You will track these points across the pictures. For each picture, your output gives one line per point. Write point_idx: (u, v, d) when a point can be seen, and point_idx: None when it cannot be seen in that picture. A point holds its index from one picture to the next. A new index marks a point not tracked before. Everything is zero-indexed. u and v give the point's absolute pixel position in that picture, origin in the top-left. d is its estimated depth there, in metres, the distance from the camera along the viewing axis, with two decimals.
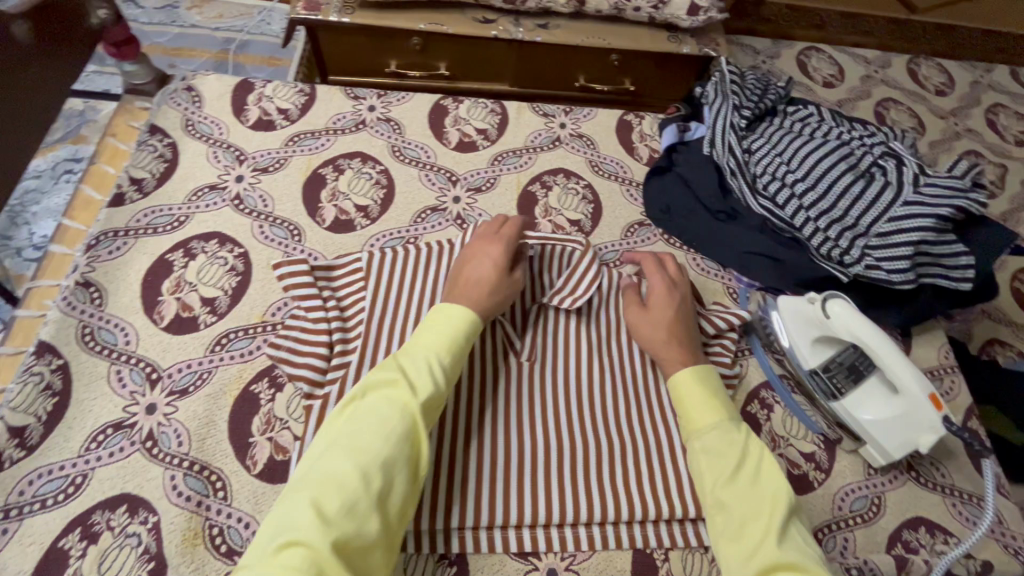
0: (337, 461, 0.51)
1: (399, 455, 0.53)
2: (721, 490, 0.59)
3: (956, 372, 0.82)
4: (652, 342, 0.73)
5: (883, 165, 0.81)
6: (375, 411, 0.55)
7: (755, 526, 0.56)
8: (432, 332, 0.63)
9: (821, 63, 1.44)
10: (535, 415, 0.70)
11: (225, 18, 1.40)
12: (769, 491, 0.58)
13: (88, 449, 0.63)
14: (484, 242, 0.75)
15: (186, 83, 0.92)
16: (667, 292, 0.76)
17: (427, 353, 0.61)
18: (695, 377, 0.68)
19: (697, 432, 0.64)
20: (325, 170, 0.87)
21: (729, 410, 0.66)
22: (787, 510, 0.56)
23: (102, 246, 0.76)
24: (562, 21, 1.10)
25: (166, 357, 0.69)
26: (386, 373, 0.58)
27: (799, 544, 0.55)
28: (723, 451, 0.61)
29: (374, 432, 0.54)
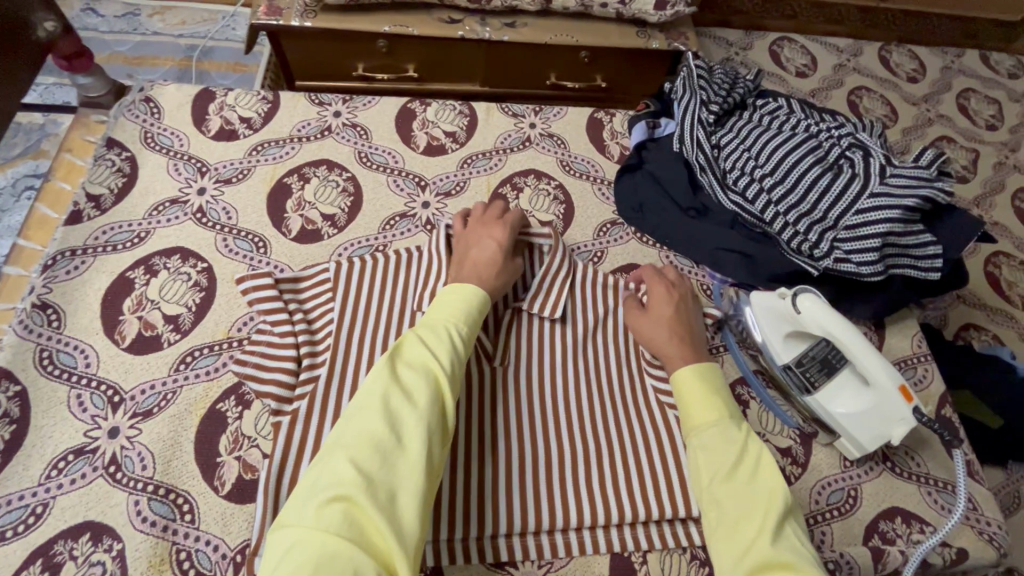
0: (371, 422, 0.53)
1: (432, 417, 0.55)
2: (717, 487, 0.59)
3: (929, 361, 0.82)
4: (653, 341, 0.74)
5: (851, 156, 0.81)
6: (402, 377, 0.57)
7: (747, 525, 0.55)
8: (446, 305, 0.66)
9: (793, 53, 1.44)
10: (510, 421, 0.69)
11: (188, 25, 1.37)
12: (765, 491, 0.57)
13: (49, 477, 0.61)
14: (485, 225, 0.77)
15: (144, 94, 0.90)
16: (663, 288, 0.77)
17: (446, 326, 0.63)
18: (699, 374, 0.68)
19: (696, 428, 0.64)
20: (290, 179, 0.85)
21: (730, 407, 0.66)
22: (783, 509, 0.56)
23: (59, 266, 0.74)
24: (529, 19, 1.09)
25: (128, 378, 0.67)
26: (411, 343, 0.60)
27: (794, 543, 0.54)
28: (720, 448, 0.61)
29: (404, 395, 0.55)
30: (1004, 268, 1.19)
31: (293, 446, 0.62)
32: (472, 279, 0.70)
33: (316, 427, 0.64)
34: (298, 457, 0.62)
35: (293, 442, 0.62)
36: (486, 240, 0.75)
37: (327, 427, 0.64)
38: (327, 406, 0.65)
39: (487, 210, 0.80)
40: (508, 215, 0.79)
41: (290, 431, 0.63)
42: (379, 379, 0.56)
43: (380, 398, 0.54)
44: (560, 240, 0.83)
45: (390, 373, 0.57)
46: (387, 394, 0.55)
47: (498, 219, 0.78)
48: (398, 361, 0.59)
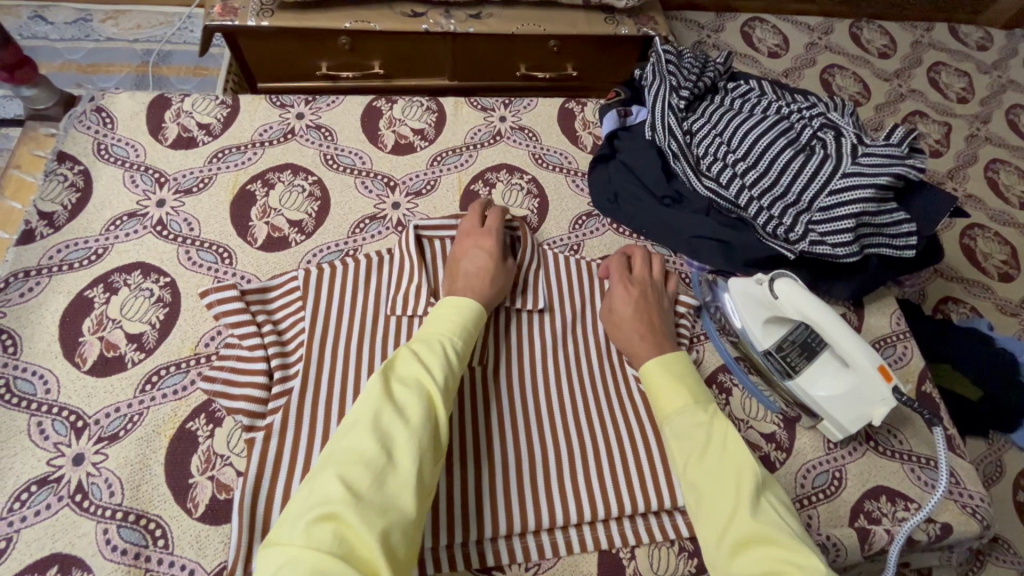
0: (361, 440, 0.50)
1: (422, 432, 0.53)
2: (692, 472, 0.58)
3: (909, 338, 0.82)
4: (624, 341, 0.72)
5: (822, 137, 0.80)
6: (395, 393, 0.55)
7: (722, 497, 0.55)
8: (439, 320, 0.64)
9: (765, 34, 1.43)
10: (490, 422, 0.68)
11: (144, 29, 1.33)
12: (735, 463, 0.56)
13: (11, 510, 0.59)
14: (470, 235, 0.77)
15: (95, 103, 0.86)
16: (627, 288, 0.75)
17: (441, 339, 0.62)
18: (664, 366, 0.67)
19: (670, 413, 0.63)
20: (254, 186, 0.82)
21: (698, 390, 0.65)
22: (754, 486, 0.55)
23: (13, 289, 0.71)
24: (495, 9, 1.07)
25: (92, 403, 0.65)
26: (404, 359, 0.58)
27: (773, 517, 0.53)
28: (690, 433, 0.60)
29: (397, 412, 0.53)
30: (980, 240, 1.20)
31: (268, 463, 0.60)
32: (467, 293, 0.68)
33: (290, 443, 0.62)
34: (273, 474, 0.60)
35: (267, 459, 0.60)
36: (469, 251, 0.75)
37: (303, 441, 0.62)
38: (300, 422, 0.63)
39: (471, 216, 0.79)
40: (490, 220, 0.79)
41: (264, 448, 0.61)
42: (370, 396, 0.54)
43: (370, 416, 0.52)
44: (530, 233, 0.83)
45: (383, 389, 0.54)
46: (378, 412, 0.52)
47: (480, 225, 0.78)
48: (391, 376, 0.56)
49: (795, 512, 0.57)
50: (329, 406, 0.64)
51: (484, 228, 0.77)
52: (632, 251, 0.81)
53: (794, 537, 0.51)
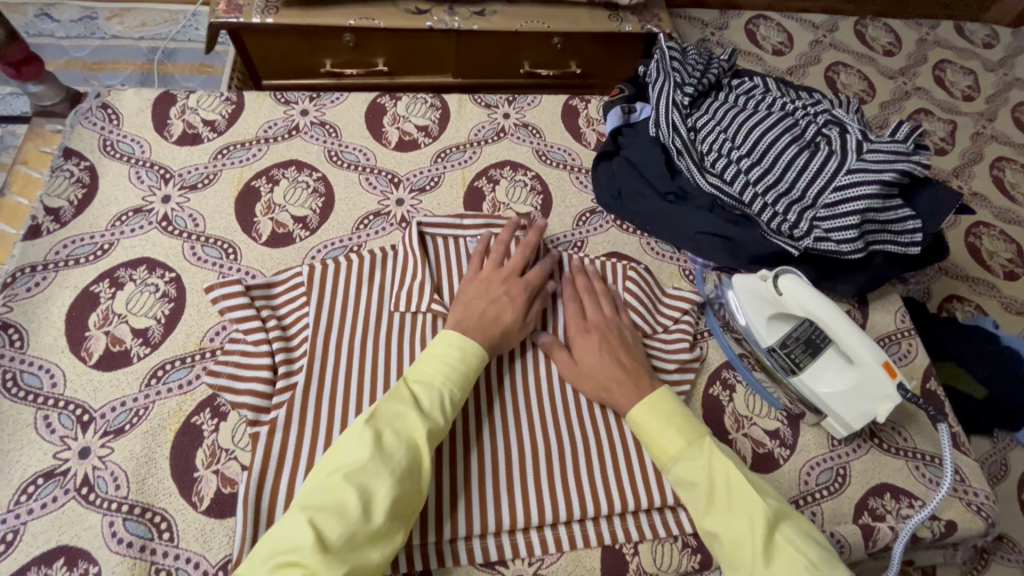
0: (344, 495, 0.49)
1: (404, 485, 0.52)
2: (704, 520, 0.56)
3: (913, 335, 0.82)
4: (595, 388, 0.68)
5: (827, 134, 0.80)
6: (385, 443, 0.53)
7: (744, 554, 0.53)
8: (432, 363, 0.62)
9: (769, 31, 1.43)
10: (494, 418, 0.68)
11: (149, 26, 1.33)
12: (745, 507, 0.54)
13: (18, 502, 0.59)
14: (504, 280, 0.72)
15: (100, 100, 0.87)
16: (585, 335, 0.71)
17: (439, 387, 0.59)
18: (652, 409, 0.63)
19: (670, 460, 0.60)
20: (258, 182, 0.83)
21: (691, 426, 0.62)
22: (766, 528, 0.53)
23: (19, 283, 0.71)
24: (499, 7, 1.07)
25: (97, 396, 0.65)
26: (396, 403, 0.56)
27: (789, 558, 0.51)
28: (692, 481, 0.58)
29: (383, 463, 0.52)
30: (985, 238, 1.20)
31: (272, 457, 0.61)
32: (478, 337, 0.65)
33: (294, 438, 0.62)
34: (277, 469, 0.60)
35: (272, 453, 0.61)
36: (484, 294, 0.70)
37: (308, 435, 0.62)
38: (305, 416, 0.63)
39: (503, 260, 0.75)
40: (530, 271, 0.74)
41: (269, 442, 0.61)
42: (360, 447, 0.52)
43: (356, 468, 0.51)
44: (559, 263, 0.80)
45: (373, 437, 0.52)
46: (367, 466, 0.51)
47: (518, 274, 0.73)
48: (381, 419, 0.55)
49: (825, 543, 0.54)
50: (333, 401, 0.64)
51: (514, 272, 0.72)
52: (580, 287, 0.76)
53: (815, 571, 0.50)
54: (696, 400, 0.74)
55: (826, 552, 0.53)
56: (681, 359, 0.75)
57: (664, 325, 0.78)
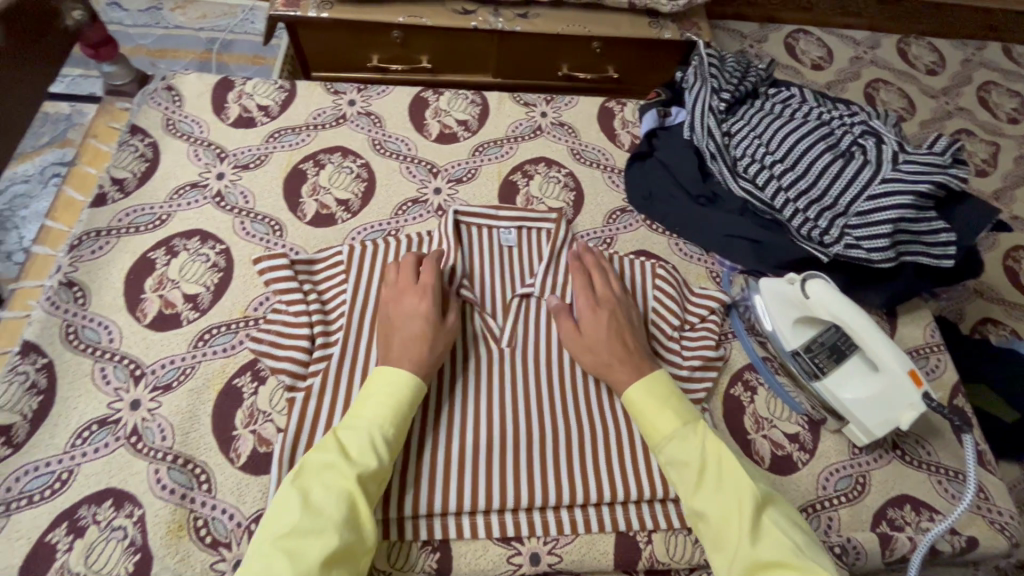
0: (273, 561, 0.50)
1: (345, 535, 0.53)
2: (693, 500, 0.58)
3: (942, 350, 0.82)
4: (598, 363, 0.69)
5: (863, 143, 0.80)
6: (314, 501, 0.54)
7: (729, 530, 0.55)
8: (369, 403, 0.61)
9: (809, 46, 1.43)
10: (480, 404, 0.69)
11: (209, 18, 1.41)
12: (734, 490, 0.57)
13: (74, 445, 0.64)
14: (404, 291, 0.70)
15: (166, 82, 0.93)
16: (595, 311, 0.72)
17: (370, 431, 0.59)
18: (647, 389, 0.65)
19: (661, 439, 0.62)
20: (306, 165, 0.87)
21: (687, 409, 0.64)
22: (755, 506, 0.55)
23: (85, 246, 0.77)
24: (542, 10, 1.10)
25: (149, 353, 0.70)
26: (326, 457, 0.57)
27: (776, 535, 0.54)
28: (682, 460, 0.60)
29: (313, 521, 0.53)
30: None
31: (306, 419, 0.65)
32: (409, 363, 0.64)
33: (328, 403, 0.66)
34: (311, 431, 0.64)
35: (306, 417, 0.65)
36: (414, 317, 0.68)
37: (340, 400, 0.66)
38: (338, 385, 0.67)
39: (401, 273, 0.72)
40: (429, 277, 0.71)
41: (304, 406, 0.66)
42: (289, 508, 0.53)
43: (288, 531, 0.52)
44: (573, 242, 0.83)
45: (300, 497, 0.54)
46: (297, 527, 0.52)
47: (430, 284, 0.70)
48: (306, 477, 0.56)
49: (801, 526, 0.57)
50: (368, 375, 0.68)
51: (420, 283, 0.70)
52: (590, 262, 0.78)
53: (798, 553, 0.52)
54: (716, 399, 0.75)
55: (807, 536, 0.56)
56: (705, 356, 0.76)
57: (690, 324, 0.79)
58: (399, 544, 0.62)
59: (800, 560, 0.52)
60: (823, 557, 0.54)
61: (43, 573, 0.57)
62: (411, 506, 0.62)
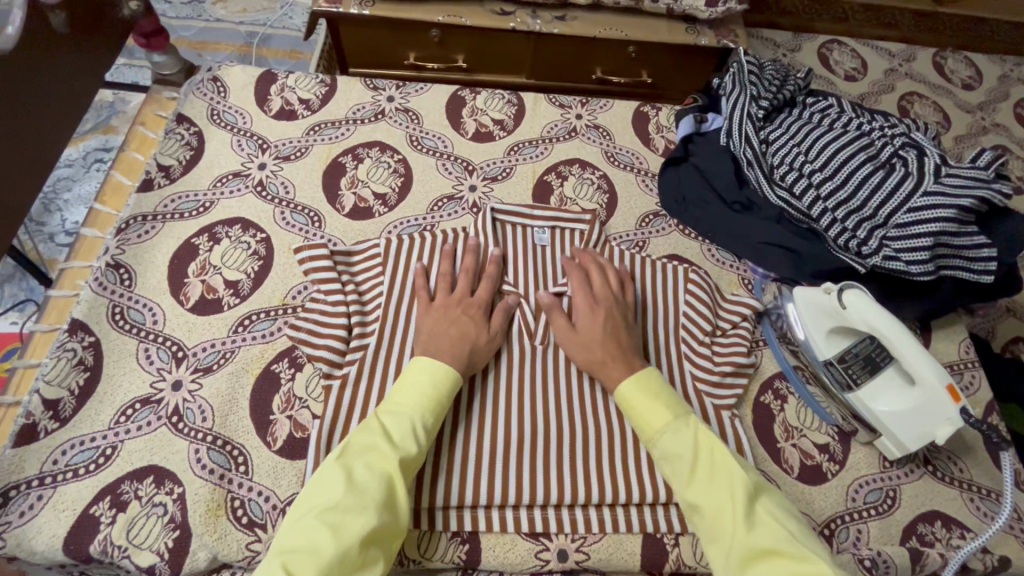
0: (315, 534, 0.51)
1: (383, 515, 0.54)
2: (688, 492, 0.58)
3: (977, 367, 0.81)
4: (591, 358, 0.69)
5: (904, 156, 0.80)
6: (356, 476, 0.55)
7: (724, 520, 0.55)
8: (407, 390, 0.62)
9: (843, 56, 1.42)
10: (505, 402, 0.69)
11: (249, 12, 1.44)
12: (726, 478, 0.57)
13: (117, 422, 0.65)
14: (458, 302, 0.72)
15: (212, 73, 0.95)
16: (591, 308, 0.72)
17: (411, 416, 0.60)
18: (640, 385, 0.65)
19: (655, 433, 0.62)
20: (345, 159, 0.89)
21: (677, 402, 0.65)
22: (747, 495, 0.56)
23: (132, 230, 0.79)
24: (580, 13, 1.11)
25: (191, 336, 0.72)
26: (368, 438, 0.58)
27: (770, 523, 0.54)
28: (676, 454, 0.60)
29: (355, 496, 0.53)
30: None
31: (342, 408, 0.66)
32: (447, 356, 0.66)
33: (363, 393, 0.67)
34: (347, 420, 0.65)
35: (343, 406, 0.66)
36: (451, 322, 0.70)
37: (375, 390, 0.68)
38: (374, 375, 0.69)
39: (455, 282, 0.75)
40: (479, 288, 0.74)
41: (341, 395, 0.67)
42: (333, 483, 0.54)
43: (331, 506, 0.53)
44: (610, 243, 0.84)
45: (344, 473, 0.55)
46: (339, 503, 0.53)
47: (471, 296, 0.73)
48: (350, 455, 0.57)
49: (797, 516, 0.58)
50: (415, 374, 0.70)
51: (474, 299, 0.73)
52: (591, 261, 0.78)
53: (796, 541, 0.53)
54: (746, 406, 0.75)
55: (799, 523, 0.56)
56: (736, 363, 0.75)
57: (722, 330, 0.79)
58: (429, 535, 0.63)
59: (796, 547, 0.52)
60: (818, 545, 0.54)
61: (88, 544, 0.58)
62: (444, 498, 0.63)
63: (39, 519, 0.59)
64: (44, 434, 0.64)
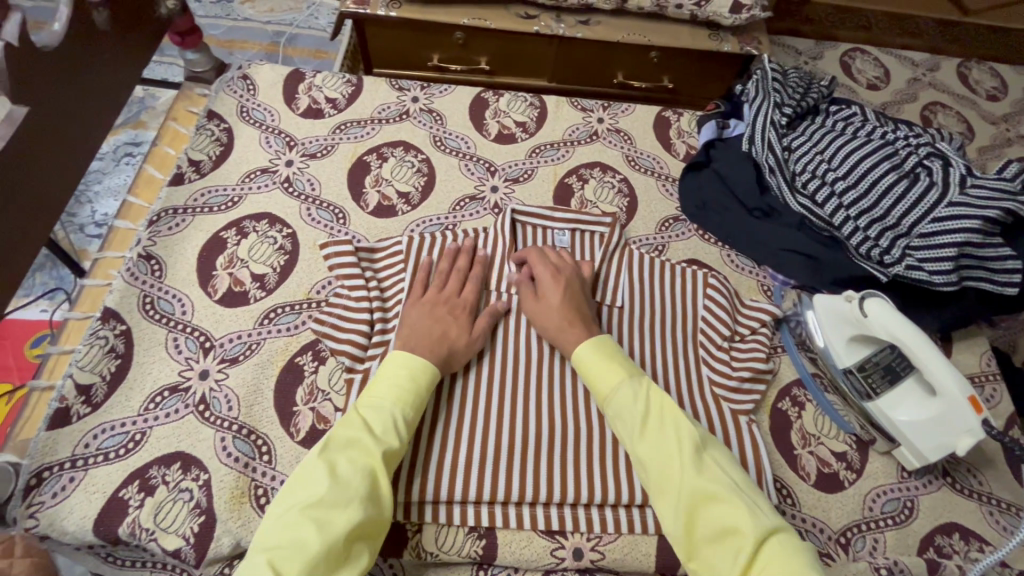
0: (300, 530, 0.51)
1: (367, 508, 0.54)
2: (638, 447, 0.59)
3: (998, 380, 0.80)
4: (550, 325, 0.71)
5: (928, 165, 0.80)
6: (339, 472, 0.55)
7: (671, 470, 0.57)
8: (384, 383, 0.63)
9: (865, 65, 1.41)
10: (519, 398, 0.70)
11: (276, 12, 1.47)
12: (674, 431, 0.59)
13: (147, 409, 0.67)
14: (446, 299, 0.73)
15: (242, 71, 0.97)
16: (556, 279, 0.75)
17: (390, 409, 0.61)
18: (596, 349, 0.67)
19: (609, 391, 0.63)
20: (369, 157, 0.90)
21: (631, 365, 0.66)
22: (694, 444, 0.58)
23: (163, 222, 0.81)
24: (603, 17, 1.12)
25: (219, 327, 0.73)
26: (350, 432, 0.58)
27: (715, 470, 0.56)
28: (628, 410, 0.61)
29: (338, 490, 0.54)
30: None
31: None
32: (423, 350, 0.67)
33: None
34: None
35: None
36: (428, 315, 0.71)
37: None
38: None
39: (447, 281, 0.76)
40: (466, 289, 0.75)
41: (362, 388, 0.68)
42: (315, 479, 0.54)
43: (314, 502, 0.52)
44: (631, 246, 0.85)
45: (325, 467, 0.55)
46: (323, 499, 0.53)
47: (457, 294, 0.74)
48: (330, 448, 0.57)
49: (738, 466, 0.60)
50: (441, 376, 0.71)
51: (460, 299, 0.74)
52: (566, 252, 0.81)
53: (737, 487, 0.55)
54: (763, 412, 0.75)
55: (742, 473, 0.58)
56: (755, 369, 0.75)
57: (739, 335, 0.79)
58: (446, 528, 0.64)
59: (737, 493, 0.54)
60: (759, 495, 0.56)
61: (116, 526, 0.60)
62: (462, 492, 0.64)
63: (71, 500, 0.61)
64: (77, 418, 0.66)
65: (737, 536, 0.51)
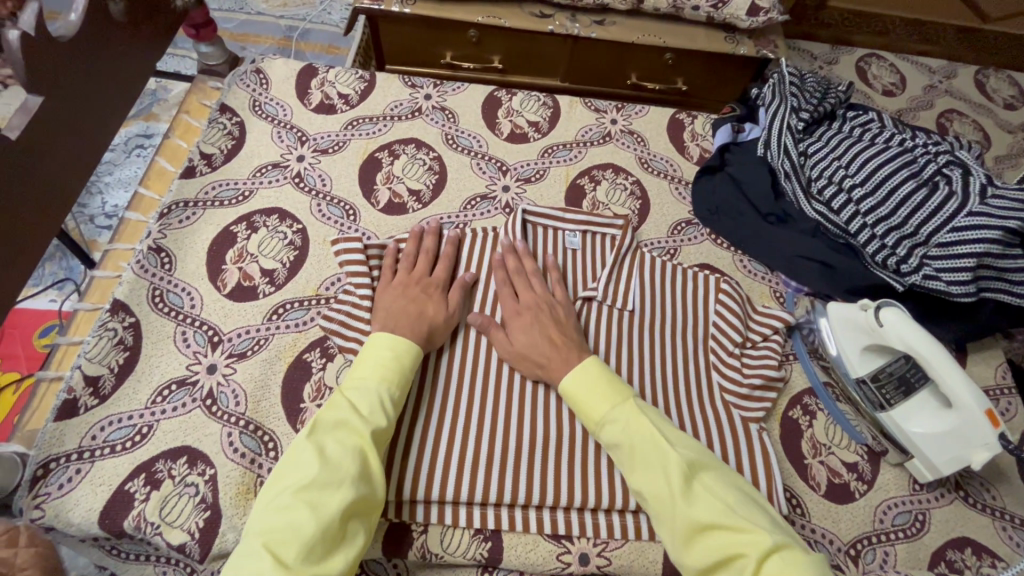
0: (294, 514, 0.50)
1: (360, 486, 0.54)
2: (634, 477, 0.58)
3: (1014, 393, 0.79)
4: (530, 365, 0.69)
5: (947, 174, 0.79)
6: (328, 454, 0.54)
7: (662, 502, 0.55)
8: (369, 363, 0.63)
9: (881, 71, 1.39)
10: (513, 403, 0.69)
11: (289, 7, 1.47)
12: (659, 461, 0.56)
13: (154, 402, 0.67)
14: (418, 279, 0.74)
15: (255, 66, 0.97)
16: (518, 317, 0.72)
17: (377, 388, 0.61)
18: (577, 379, 0.64)
19: (597, 424, 0.62)
20: (381, 154, 0.90)
21: (618, 390, 0.63)
22: (683, 470, 0.55)
23: (174, 215, 0.81)
24: (618, 18, 1.11)
25: (227, 322, 0.73)
26: (337, 415, 0.58)
27: (708, 497, 0.54)
28: (617, 443, 0.60)
29: (331, 472, 0.53)
30: None
31: None
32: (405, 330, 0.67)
33: None
34: None
35: None
36: (400, 295, 0.72)
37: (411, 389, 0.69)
38: None
39: (416, 262, 0.76)
40: (436, 269, 0.76)
41: None
42: (306, 462, 0.53)
43: (305, 485, 0.52)
44: (642, 249, 0.84)
45: (315, 451, 0.54)
46: (315, 480, 0.52)
47: (428, 274, 0.75)
48: (317, 433, 0.56)
49: (733, 483, 0.57)
50: (449, 378, 0.70)
51: (430, 277, 0.74)
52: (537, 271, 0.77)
53: (728, 511, 0.52)
54: (774, 420, 0.74)
55: (737, 492, 0.55)
56: (766, 376, 0.74)
57: (751, 341, 0.77)
58: (451, 530, 0.63)
59: (734, 518, 0.52)
60: (759, 515, 0.53)
61: (122, 519, 0.60)
62: (468, 493, 0.63)
63: (77, 492, 0.61)
64: (84, 410, 0.66)
65: (739, 560, 0.49)
